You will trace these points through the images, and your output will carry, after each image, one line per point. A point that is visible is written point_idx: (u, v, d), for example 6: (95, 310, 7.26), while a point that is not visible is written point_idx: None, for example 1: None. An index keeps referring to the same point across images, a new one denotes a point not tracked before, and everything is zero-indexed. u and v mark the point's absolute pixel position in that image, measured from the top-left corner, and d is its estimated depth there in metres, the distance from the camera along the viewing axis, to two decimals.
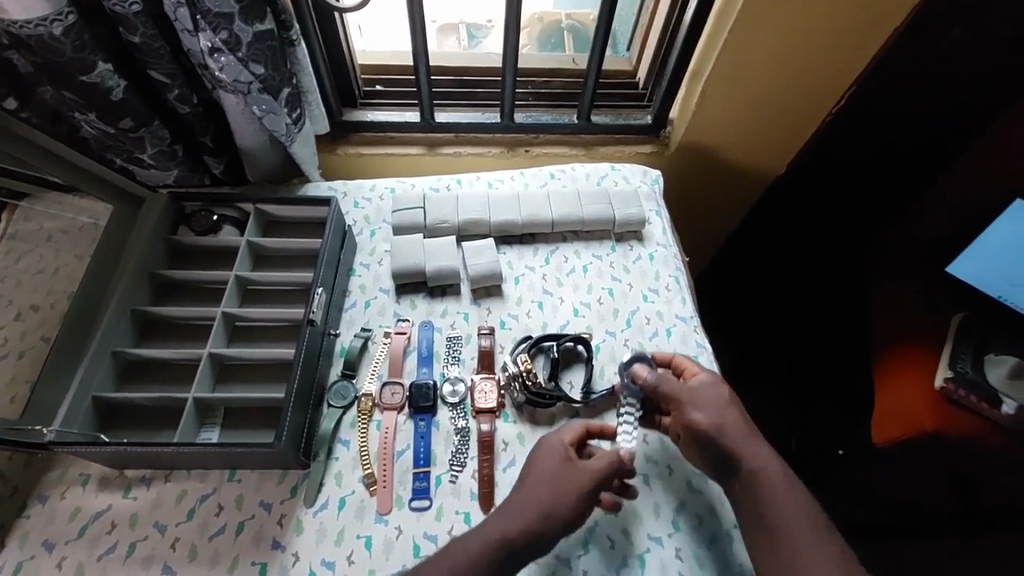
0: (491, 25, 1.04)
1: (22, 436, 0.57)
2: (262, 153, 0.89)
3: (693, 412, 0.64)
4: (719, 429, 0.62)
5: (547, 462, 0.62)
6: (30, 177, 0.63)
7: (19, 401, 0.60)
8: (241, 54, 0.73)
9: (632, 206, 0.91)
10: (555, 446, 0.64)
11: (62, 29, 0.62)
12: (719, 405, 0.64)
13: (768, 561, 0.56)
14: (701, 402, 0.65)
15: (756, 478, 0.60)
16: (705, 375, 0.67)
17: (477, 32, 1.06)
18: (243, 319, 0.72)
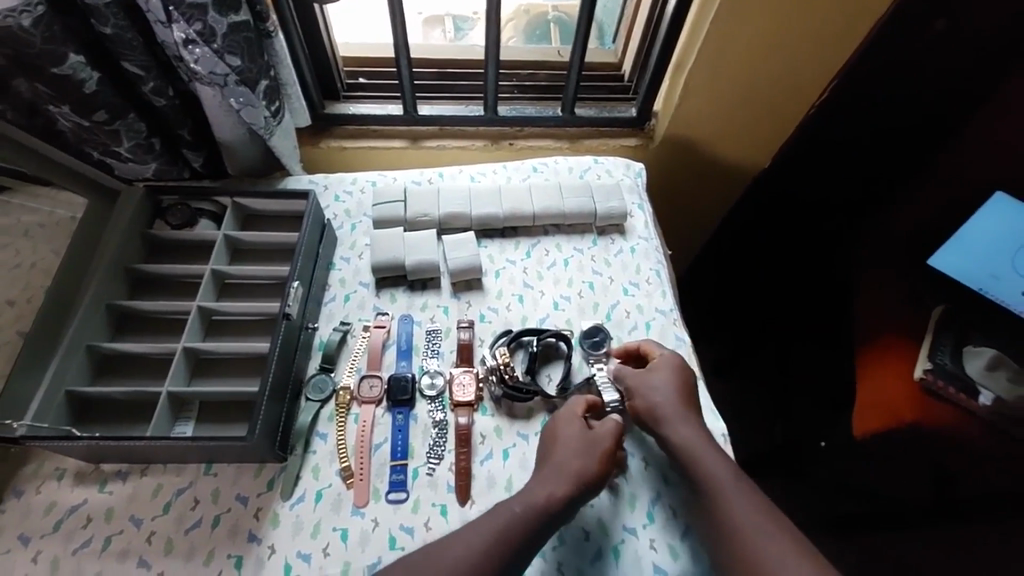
0: (477, 17, 1.07)
1: None
2: (241, 146, 0.88)
3: (635, 393, 0.71)
4: (653, 408, 0.69)
5: (571, 434, 0.66)
6: (11, 172, 0.62)
7: None
8: (216, 46, 0.73)
9: (614, 199, 0.91)
10: (572, 420, 0.68)
11: (31, 20, 0.62)
12: (665, 381, 0.70)
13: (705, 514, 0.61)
14: (649, 380, 0.71)
15: (689, 460, 0.64)
16: (663, 360, 0.73)
17: (463, 24, 1.08)
18: (220, 313, 0.71)
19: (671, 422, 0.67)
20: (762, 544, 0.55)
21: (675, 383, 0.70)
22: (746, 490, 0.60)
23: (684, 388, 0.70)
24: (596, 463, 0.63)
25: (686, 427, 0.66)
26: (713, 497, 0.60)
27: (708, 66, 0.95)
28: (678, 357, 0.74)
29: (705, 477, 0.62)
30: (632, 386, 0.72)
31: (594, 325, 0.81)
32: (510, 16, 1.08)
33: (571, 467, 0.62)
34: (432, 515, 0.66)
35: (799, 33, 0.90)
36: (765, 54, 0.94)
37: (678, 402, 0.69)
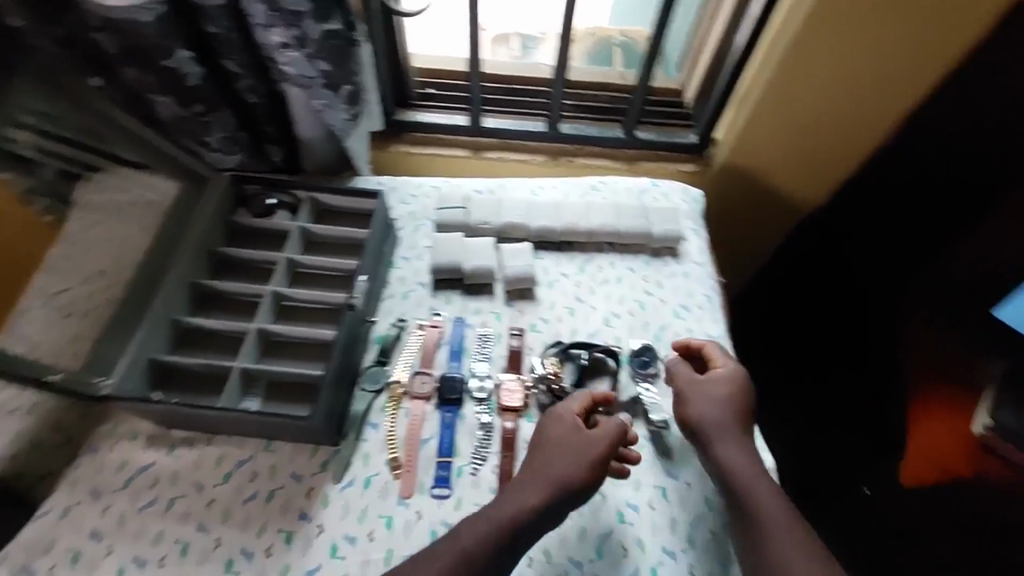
0: (545, 37, 1.10)
1: (82, 387, 0.62)
2: (320, 144, 0.94)
3: (688, 400, 0.71)
4: (704, 419, 0.68)
5: (561, 436, 0.65)
6: (105, 152, 0.66)
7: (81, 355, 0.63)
8: (309, 50, 0.78)
9: (670, 222, 0.92)
10: (566, 419, 0.67)
11: (151, 17, 0.68)
12: (719, 393, 0.70)
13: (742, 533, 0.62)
14: (703, 390, 0.71)
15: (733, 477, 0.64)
16: (722, 371, 0.72)
17: (530, 43, 1.11)
18: (291, 299, 0.75)
19: (719, 437, 0.67)
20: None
21: (729, 398, 0.70)
22: (804, 542, 0.59)
23: (738, 409, 0.69)
24: (586, 466, 0.62)
25: (735, 445, 0.66)
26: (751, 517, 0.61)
27: (773, 97, 0.97)
28: (736, 369, 0.72)
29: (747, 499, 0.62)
30: (685, 393, 0.71)
31: (640, 344, 0.81)
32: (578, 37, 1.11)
33: (561, 470, 0.62)
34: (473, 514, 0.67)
35: (868, 67, 0.91)
36: (836, 86, 0.95)
37: (727, 421, 0.68)
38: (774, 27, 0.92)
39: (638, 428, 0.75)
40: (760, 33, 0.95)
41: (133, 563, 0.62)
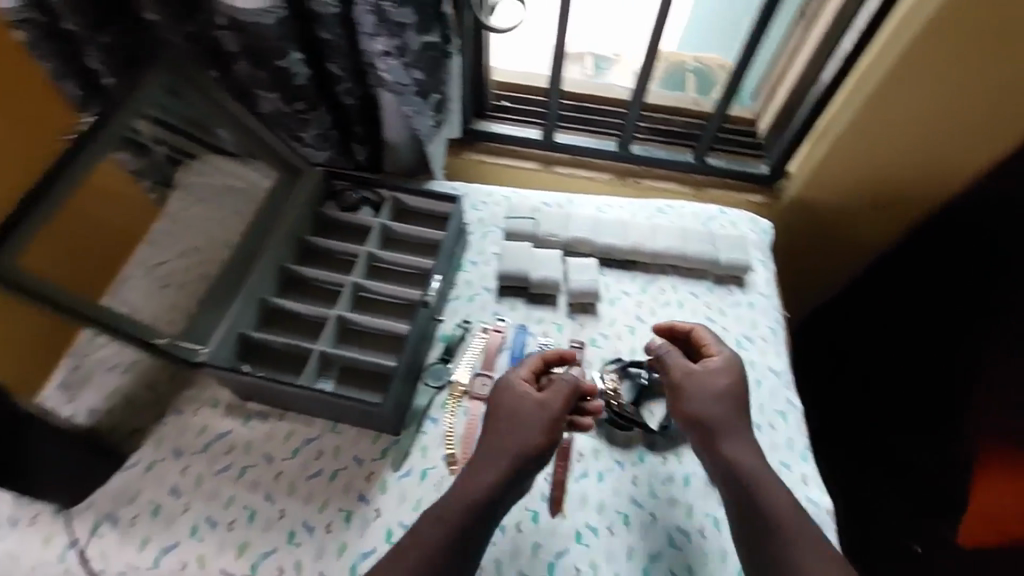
0: (618, 59, 1.13)
1: (180, 351, 0.66)
2: (403, 147, 0.98)
3: (685, 387, 0.69)
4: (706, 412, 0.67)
5: (518, 402, 0.66)
6: (202, 141, 0.74)
7: (177, 322, 0.69)
8: (406, 60, 0.82)
9: (738, 251, 0.92)
10: (518, 384, 0.67)
11: (273, 19, 0.73)
12: (714, 382, 0.69)
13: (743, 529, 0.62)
14: (700, 379, 0.69)
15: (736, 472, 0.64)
16: (718, 361, 0.71)
17: (603, 63, 1.15)
18: (368, 291, 0.79)
19: (721, 431, 0.66)
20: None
21: (722, 388, 0.69)
22: (814, 537, 0.60)
23: (734, 391, 0.69)
24: (539, 431, 0.64)
25: (738, 442, 0.66)
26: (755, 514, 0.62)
27: (856, 135, 0.95)
28: (728, 357, 0.71)
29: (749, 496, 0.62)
30: (681, 381, 0.70)
31: None
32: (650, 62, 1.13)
33: (515, 436, 0.63)
34: (524, 518, 0.69)
35: (961, 112, 0.89)
36: (924, 129, 0.92)
37: (731, 416, 0.67)
38: (862, 68, 0.91)
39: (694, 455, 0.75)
40: (849, 70, 0.94)
41: (205, 522, 0.66)
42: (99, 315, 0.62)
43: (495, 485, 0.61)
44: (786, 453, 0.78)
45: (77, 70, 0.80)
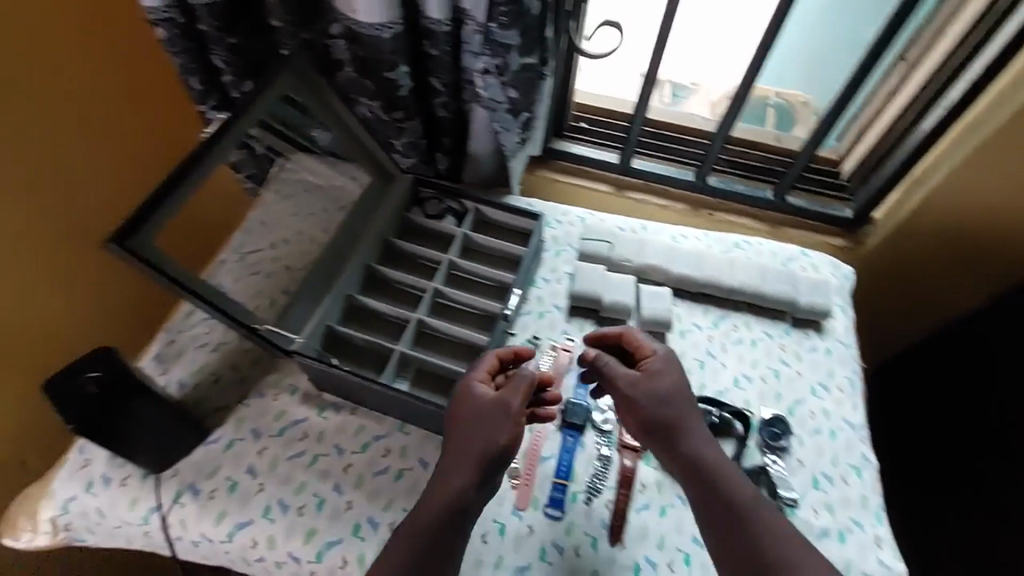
0: (696, 88, 1.13)
1: (277, 338, 0.70)
2: (486, 161, 1.00)
3: (629, 395, 0.69)
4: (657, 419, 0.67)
5: (473, 405, 0.65)
6: (293, 140, 0.80)
7: (274, 306, 0.74)
8: (504, 79, 0.85)
9: (819, 294, 0.90)
10: (472, 389, 0.66)
11: (389, 34, 0.78)
12: (660, 386, 0.69)
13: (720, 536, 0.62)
14: (647, 383, 0.69)
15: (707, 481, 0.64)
16: (656, 362, 0.70)
17: (681, 91, 1.14)
18: (446, 298, 0.81)
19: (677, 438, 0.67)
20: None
21: (669, 390, 0.69)
22: (778, 526, 0.62)
23: (679, 391, 0.69)
24: (505, 432, 0.63)
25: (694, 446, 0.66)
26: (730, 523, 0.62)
27: (952, 188, 0.93)
28: (662, 355, 0.71)
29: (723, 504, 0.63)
30: (627, 389, 0.69)
31: (771, 414, 0.80)
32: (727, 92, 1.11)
33: (479, 441, 0.63)
34: (582, 543, 0.69)
35: None
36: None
37: (680, 418, 0.68)
38: (967, 121, 0.90)
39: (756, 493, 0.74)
40: (952, 123, 0.92)
41: (277, 504, 0.69)
42: (203, 290, 0.66)
43: (468, 487, 0.61)
44: (859, 511, 0.75)
45: (201, 67, 0.86)
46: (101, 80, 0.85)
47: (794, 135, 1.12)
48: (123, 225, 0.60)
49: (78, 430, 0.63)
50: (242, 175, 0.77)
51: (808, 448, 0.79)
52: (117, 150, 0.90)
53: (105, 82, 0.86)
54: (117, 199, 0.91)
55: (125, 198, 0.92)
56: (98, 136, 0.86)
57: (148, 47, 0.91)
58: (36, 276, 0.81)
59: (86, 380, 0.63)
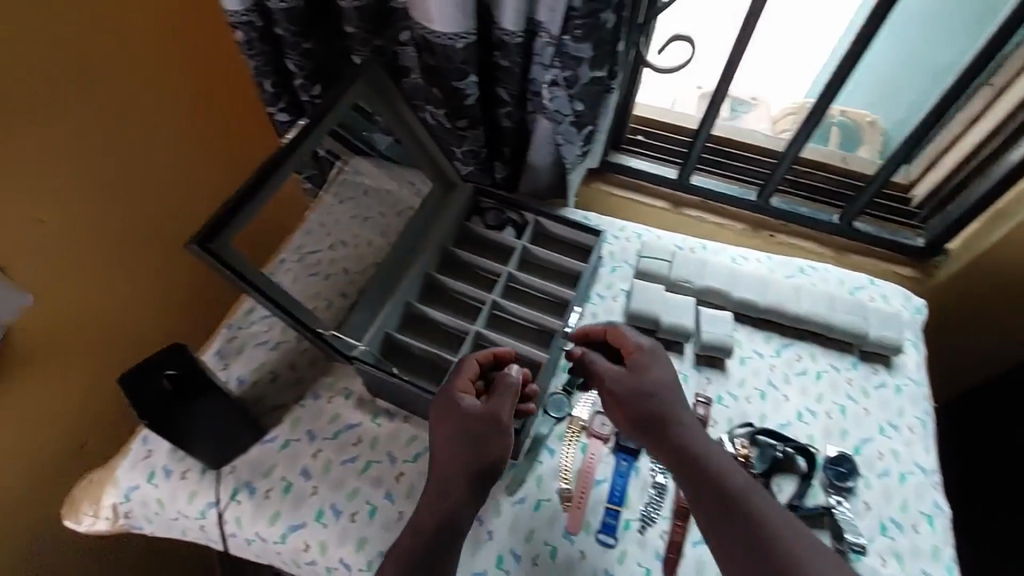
0: (756, 103, 1.11)
1: (339, 343, 0.71)
2: (544, 171, 0.99)
3: (614, 391, 0.68)
4: (643, 415, 0.66)
5: (457, 412, 0.63)
6: (353, 143, 0.79)
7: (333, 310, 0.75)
8: (572, 92, 0.84)
9: (890, 328, 0.86)
10: (455, 394, 0.65)
11: (462, 44, 0.78)
12: (645, 380, 0.68)
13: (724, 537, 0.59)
14: (632, 379, 0.68)
15: (700, 478, 0.62)
16: (638, 357, 0.70)
17: (739, 107, 1.11)
18: (504, 311, 0.81)
19: (666, 437, 0.65)
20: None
21: (655, 384, 0.68)
22: (784, 518, 0.60)
23: (666, 384, 0.68)
24: (497, 441, 0.62)
25: (684, 443, 0.65)
26: (731, 520, 0.60)
27: None
28: (644, 348, 0.71)
29: (722, 498, 0.61)
30: (613, 387, 0.69)
31: (836, 452, 0.77)
32: (791, 110, 1.08)
33: (470, 450, 0.62)
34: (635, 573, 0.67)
35: None
36: None
37: (669, 412, 0.66)
38: None
39: (818, 534, 0.72)
40: None
41: (330, 509, 0.69)
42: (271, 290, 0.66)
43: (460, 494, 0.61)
44: (929, 562, 0.71)
45: (275, 70, 0.88)
46: (185, 90, 0.89)
47: (858, 156, 1.08)
48: (206, 227, 0.60)
49: (149, 424, 0.65)
50: (302, 176, 0.76)
51: (876, 490, 0.75)
52: (193, 157, 0.94)
53: (189, 93, 0.90)
54: (187, 203, 0.95)
55: (193, 193, 0.95)
56: (177, 143, 0.91)
57: (234, 62, 0.95)
58: (108, 272, 0.85)
59: (162, 376, 0.66)
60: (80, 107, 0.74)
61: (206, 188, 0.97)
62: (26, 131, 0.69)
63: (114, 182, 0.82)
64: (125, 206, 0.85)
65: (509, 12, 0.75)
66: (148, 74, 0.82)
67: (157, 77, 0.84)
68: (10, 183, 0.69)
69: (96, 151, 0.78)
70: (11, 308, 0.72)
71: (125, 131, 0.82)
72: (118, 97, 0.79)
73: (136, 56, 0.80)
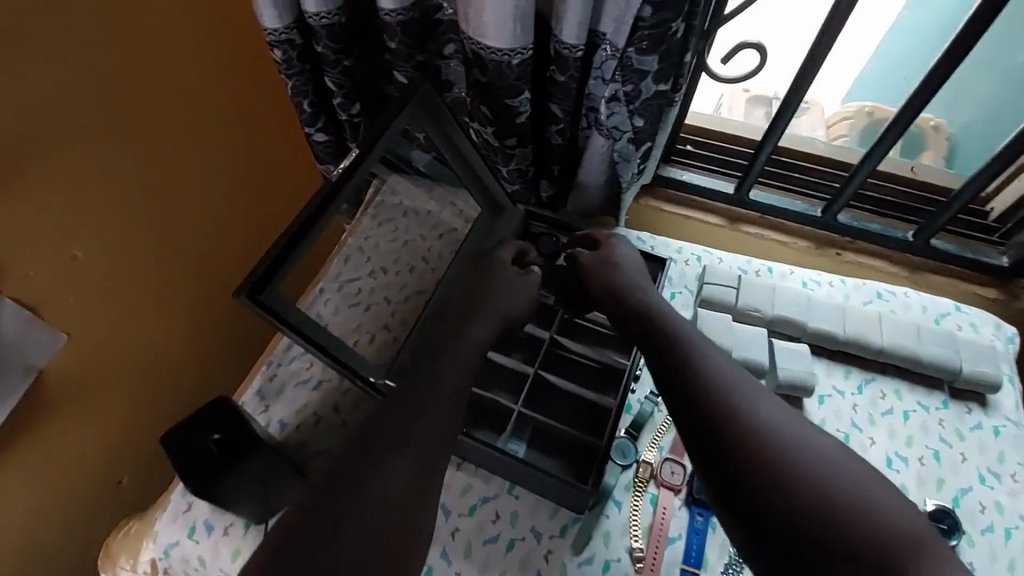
0: (809, 106, 1.05)
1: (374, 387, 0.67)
2: (593, 189, 0.93)
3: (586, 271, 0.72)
4: (608, 287, 0.70)
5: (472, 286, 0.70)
6: (394, 160, 0.75)
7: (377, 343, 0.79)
8: (633, 107, 0.77)
9: (986, 362, 0.78)
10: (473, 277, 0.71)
11: (518, 60, 0.72)
12: (615, 259, 0.72)
13: (673, 377, 0.58)
14: (604, 261, 0.72)
15: (655, 329, 0.63)
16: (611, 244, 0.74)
17: None
18: (564, 350, 0.75)
19: (627, 301, 0.67)
20: (864, 512, 0.47)
21: (622, 261, 0.72)
22: (738, 371, 0.58)
23: (633, 263, 0.72)
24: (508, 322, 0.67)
25: (646, 305, 0.66)
26: (688, 367, 0.58)
27: None
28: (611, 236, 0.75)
29: (676, 344, 0.60)
30: (588, 270, 0.72)
31: (935, 505, 0.70)
32: (850, 113, 1.03)
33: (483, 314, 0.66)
34: None
35: None
36: None
37: (636, 285, 0.69)
38: None
39: None
40: None
41: None
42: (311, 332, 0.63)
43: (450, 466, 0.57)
44: None
45: (314, 88, 0.83)
46: (233, 131, 0.87)
47: (925, 164, 1.01)
48: (252, 278, 0.57)
49: (195, 491, 0.63)
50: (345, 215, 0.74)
51: (980, 549, 0.69)
52: (238, 198, 0.92)
53: (236, 133, 0.88)
54: (229, 241, 0.92)
55: (222, 216, 0.89)
56: (223, 184, 0.88)
57: (279, 103, 0.94)
58: (154, 315, 0.83)
59: (207, 440, 0.64)
60: (117, 136, 0.70)
61: (250, 229, 0.95)
62: (60, 163, 0.64)
63: (157, 220, 0.79)
64: (163, 243, 0.81)
65: (571, 25, 0.68)
66: (196, 115, 0.80)
67: (206, 117, 0.81)
68: (45, 220, 0.64)
69: (132, 181, 0.73)
70: (43, 350, 0.68)
71: (174, 172, 0.79)
72: (165, 137, 0.76)
73: (184, 95, 0.77)
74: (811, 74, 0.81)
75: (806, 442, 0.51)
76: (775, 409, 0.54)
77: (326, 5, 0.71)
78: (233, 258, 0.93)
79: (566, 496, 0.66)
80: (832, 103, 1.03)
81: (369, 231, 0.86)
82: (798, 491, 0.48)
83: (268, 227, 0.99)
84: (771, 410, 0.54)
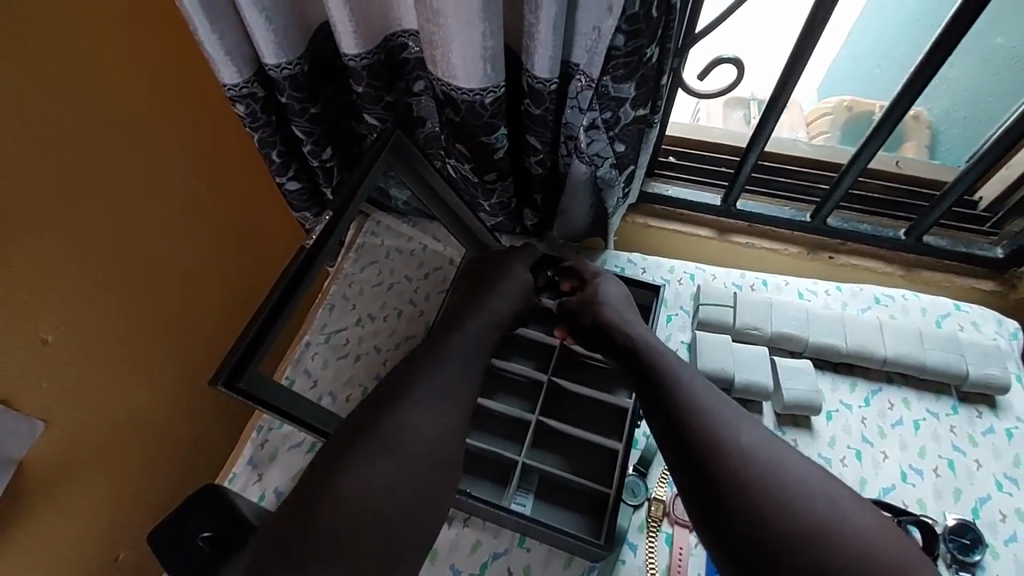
0: (789, 105, 1.03)
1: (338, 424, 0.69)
2: (579, 217, 0.90)
3: (579, 311, 0.70)
4: (597, 319, 0.68)
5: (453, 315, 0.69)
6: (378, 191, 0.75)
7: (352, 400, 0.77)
8: (613, 133, 0.75)
9: (993, 363, 0.77)
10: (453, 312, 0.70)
11: (491, 99, 0.70)
12: (607, 293, 0.71)
13: (653, 408, 0.58)
14: (597, 296, 0.70)
15: (640, 360, 0.62)
16: (601, 281, 0.72)
17: None
18: (566, 390, 0.73)
19: (619, 332, 0.66)
20: (836, 539, 0.47)
21: (613, 295, 0.70)
22: (719, 398, 0.58)
23: (620, 295, 0.71)
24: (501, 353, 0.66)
25: (640, 336, 0.65)
26: (670, 395, 0.58)
27: None
28: (597, 271, 0.74)
29: (658, 376, 0.60)
30: (580, 307, 0.70)
31: (956, 520, 0.68)
32: (829, 110, 1.00)
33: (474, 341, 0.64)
34: None
35: None
36: None
37: (625, 314, 0.68)
38: None
39: None
40: None
41: None
42: (284, 404, 0.62)
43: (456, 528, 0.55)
44: None
45: (282, 139, 0.80)
46: (205, 187, 0.84)
47: (908, 157, 1.00)
48: (230, 361, 0.56)
49: None
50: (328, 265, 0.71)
51: (1005, 560, 0.67)
52: (219, 262, 0.89)
53: (207, 189, 0.84)
54: (209, 300, 0.89)
55: (199, 276, 0.86)
56: (202, 245, 0.85)
57: (249, 152, 0.91)
58: (138, 391, 0.78)
59: (196, 537, 0.62)
60: (80, 208, 0.66)
61: (233, 297, 0.93)
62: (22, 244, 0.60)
63: (133, 289, 0.75)
64: (142, 313, 0.77)
65: (543, 60, 0.66)
66: (167, 180, 0.77)
67: (175, 177, 0.78)
68: (9, 306, 0.60)
69: (103, 253, 0.70)
70: (18, 442, 0.62)
71: (148, 240, 0.76)
72: (135, 206, 0.73)
73: (149, 158, 0.74)
74: (788, 88, 0.80)
75: (784, 471, 0.51)
76: (749, 433, 0.54)
77: (286, 55, 0.69)
78: (215, 316, 0.90)
79: (579, 548, 0.64)
80: (809, 100, 1.02)
81: (351, 276, 0.86)
82: (769, 518, 0.49)
83: (248, 277, 0.96)
84: (750, 437, 0.54)
